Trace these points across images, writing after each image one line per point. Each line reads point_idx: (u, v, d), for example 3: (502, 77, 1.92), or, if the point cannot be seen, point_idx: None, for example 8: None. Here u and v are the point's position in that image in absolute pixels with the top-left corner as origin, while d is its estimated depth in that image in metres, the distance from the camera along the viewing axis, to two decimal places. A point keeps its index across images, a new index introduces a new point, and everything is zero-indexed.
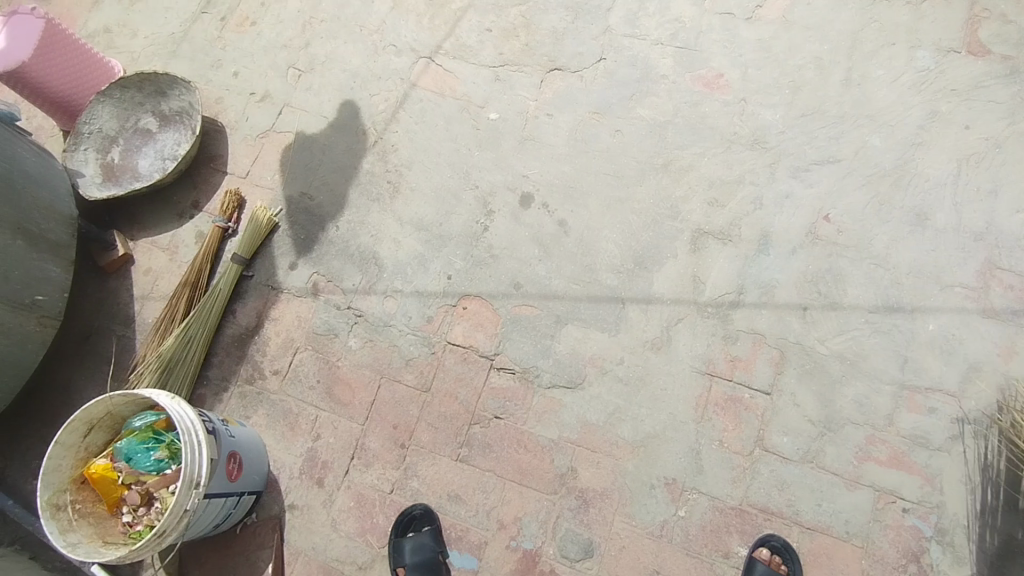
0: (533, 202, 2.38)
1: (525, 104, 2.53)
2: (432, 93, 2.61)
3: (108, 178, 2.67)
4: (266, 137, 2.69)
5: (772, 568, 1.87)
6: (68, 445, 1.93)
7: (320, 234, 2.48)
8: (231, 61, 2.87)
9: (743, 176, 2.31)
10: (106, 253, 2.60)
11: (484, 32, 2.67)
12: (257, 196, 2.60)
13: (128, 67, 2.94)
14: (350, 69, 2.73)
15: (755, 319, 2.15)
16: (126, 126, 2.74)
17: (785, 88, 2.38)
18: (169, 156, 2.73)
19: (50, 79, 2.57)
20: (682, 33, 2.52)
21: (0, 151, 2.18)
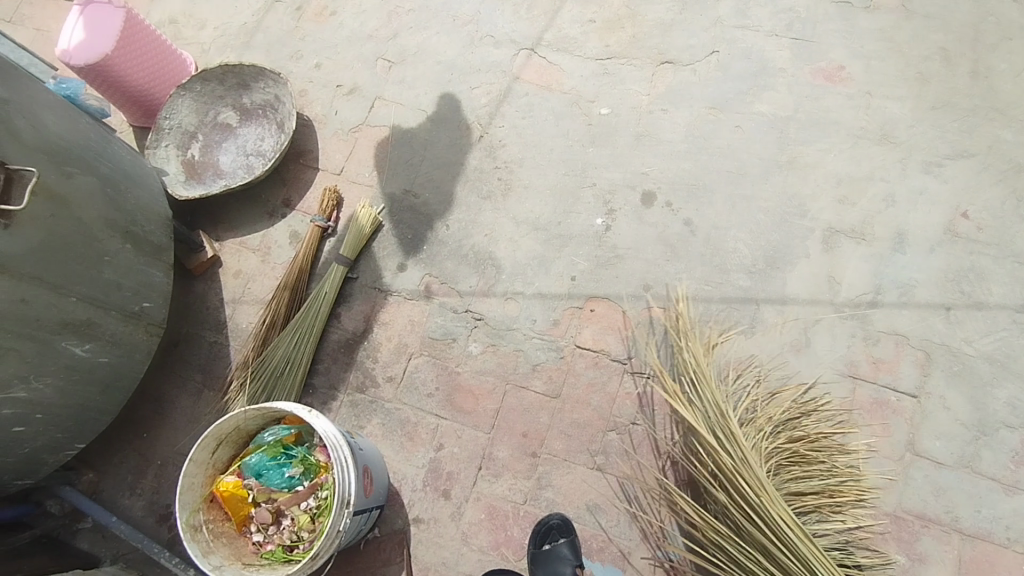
0: (655, 199, 2.30)
1: (637, 98, 2.45)
2: (537, 86, 2.51)
3: (190, 176, 2.53)
4: (360, 131, 2.54)
5: None
6: (200, 462, 1.80)
7: (429, 233, 2.36)
8: (313, 51, 2.74)
9: (872, 173, 2.26)
10: (193, 255, 2.44)
11: (586, 24, 2.58)
12: (356, 194, 2.45)
13: (200, 59, 2.84)
14: (445, 60, 2.61)
15: (895, 320, 2.11)
16: (206, 121, 2.60)
17: (912, 79, 2.32)
18: (252, 152, 2.58)
19: (130, 72, 2.48)
20: (796, 25, 2.46)
21: (101, 148, 2.03)
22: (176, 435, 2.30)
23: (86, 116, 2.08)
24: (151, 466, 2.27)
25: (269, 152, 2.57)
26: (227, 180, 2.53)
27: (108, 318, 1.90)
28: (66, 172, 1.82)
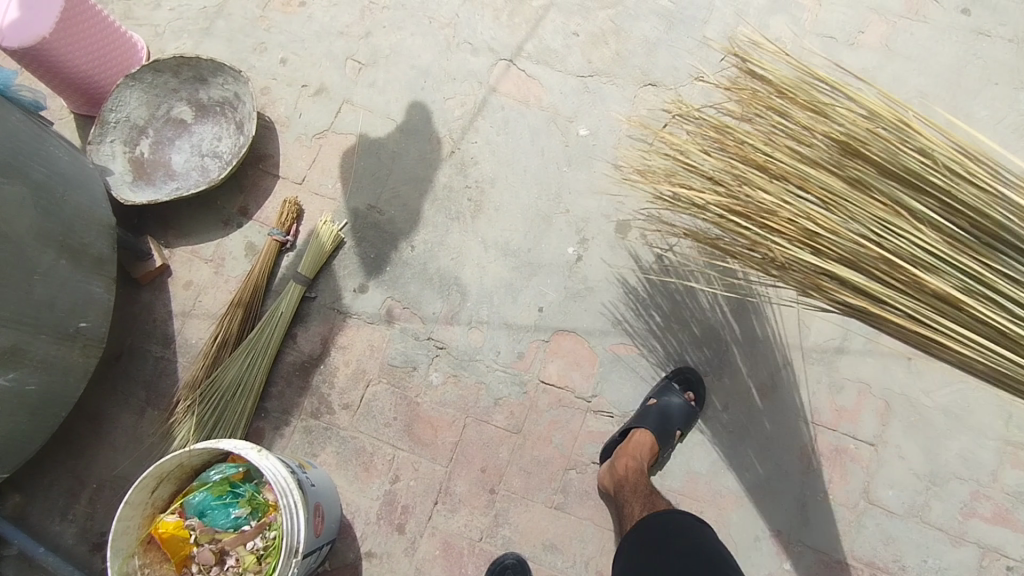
0: (630, 231, 2.24)
1: (619, 121, 2.35)
2: (515, 101, 2.39)
3: (139, 176, 2.35)
4: (324, 137, 2.40)
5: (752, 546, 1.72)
6: (136, 504, 1.70)
7: (393, 253, 2.25)
8: (278, 44, 2.55)
9: None
10: (140, 264, 2.29)
11: (570, 37, 2.46)
12: (317, 206, 2.32)
13: (151, 43, 2.61)
14: (419, 65, 2.46)
15: (859, 368, 2.09)
16: (157, 114, 2.42)
17: None
18: (207, 152, 2.42)
19: (75, 57, 2.26)
20: (783, 56, 2.40)
21: (39, 150, 1.86)
22: (115, 456, 2.19)
23: (20, 113, 1.90)
24: (87, 488, 2.17)
25: (225, 154, 2.42)
26: (180, 182, 2.37)
27: (38, 341, 1.76)
28: None
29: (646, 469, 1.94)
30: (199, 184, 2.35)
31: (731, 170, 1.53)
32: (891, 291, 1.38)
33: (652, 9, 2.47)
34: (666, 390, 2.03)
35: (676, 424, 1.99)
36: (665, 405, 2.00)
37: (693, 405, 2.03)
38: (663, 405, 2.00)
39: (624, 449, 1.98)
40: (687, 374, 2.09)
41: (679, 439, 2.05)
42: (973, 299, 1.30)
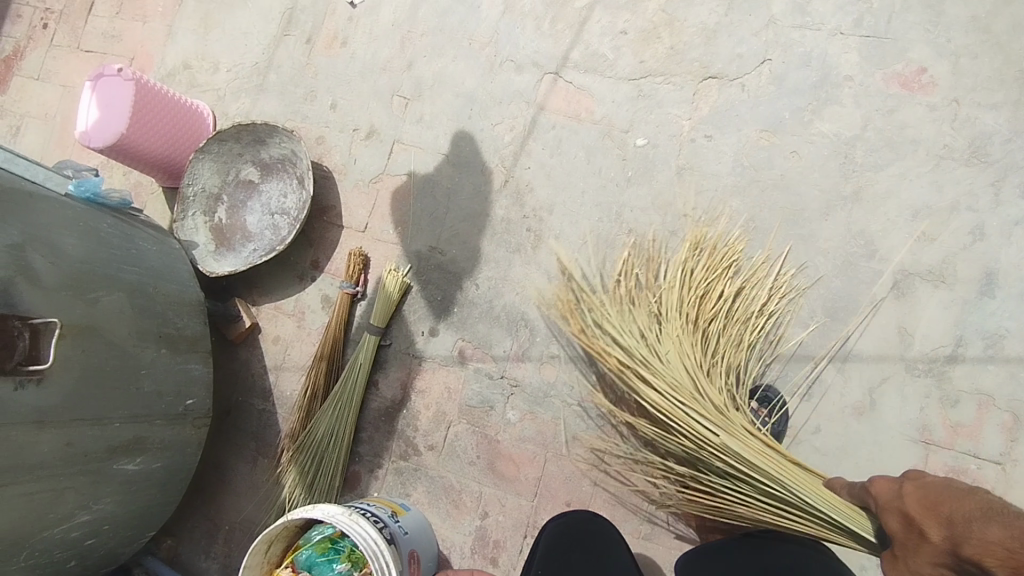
0: (699, 246, 2.09)
1: (678, 124, 2.17)
2: (565, 117, 2.26)
3: (220, 243, 2.52)
4: (380, 182, 2.43)
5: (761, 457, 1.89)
6: (253, 565, 1.89)
7: (458, 294, 2.27)
8: (327, 90, 2.56)
9: (960, 201, 1.93)
10: (234, 326, 2.47)
11: (618, 36, 2.27)
12: (382, 252, 2.38)
13: (216, 107, 2.74)
14: (464, 92, 2.36)
15: (978, 378, 1.86)
16: (228, 180, 2.56)
17: (1012, 78, 1.94)
18: (276, 210, 2.53)
19: (157, 147, 2.46)
20: (868, 18, 2.08)
21: (128, 253, 2.04)
22: (239, 500, 2.42)
23: (108, 216, 2.08)
24: (221, 529, 2.41)
25: (291, 209, 2.50)
26: (256, 244, 2.50)
27: (154, 427, 1.97)
28: (92, 299, 1.82)
29: None
30: (272, 244, 2.47)
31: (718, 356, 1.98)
32: (762, 470, 1.73)
33: None
34: (740, 411, 1.94)
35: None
36: (742, 427, 1.91)
37: (773, 425, 1.93)
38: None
39: None
40: (767, 396, 1.96)
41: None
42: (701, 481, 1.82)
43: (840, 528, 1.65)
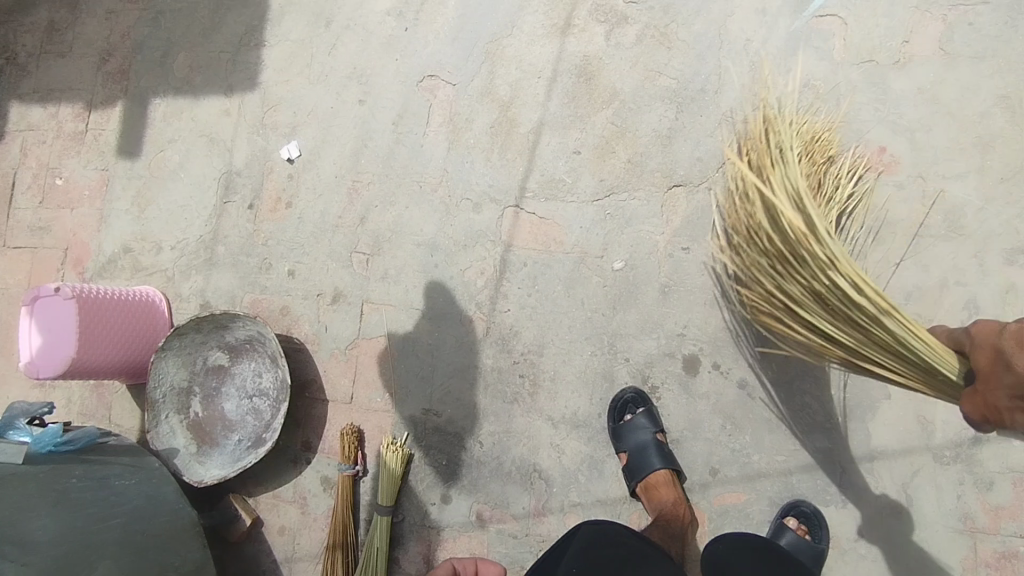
0: (700, 365, 2.03)
1: (652, 240, 2.10)
2: (535, 252, 2.18)
3: (202, 440, 2.37)
4: (358, 347, 2.32)
5: (798, 535, 1.86)
6: None
7: (464, 453, 2.18)
8: (282, 255, 2.44)
9: (947, 277, 1.91)
10: (234, 526, 2.30)
11: (572, 157, 2.18)
12: (375, 423, 2.27)
13: (168, 288, 2.57)
14: (425, 240, 2.28)
15: (1008, 456, 1.83)
16: (196, 370, 2.40)
17: (971, 146, 1.93)
18: (254, 391, 2.40)
19: (119, 355, 2.29)
20: (819, 105, 2.04)
21: (106, 501, 1.90)
22: None
23: (76, 463, 1.94)
24: None
25: (270, 388, 2.37)
26: (240, 433, 2.36)
27: None
28: None
29: None
30: (258, 431, 2.33)
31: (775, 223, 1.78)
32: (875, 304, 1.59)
33: (653, 93, 2.15)
34: (779, 533, 1.88)
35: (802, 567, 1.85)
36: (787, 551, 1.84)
37: (814, 542, 1.87)
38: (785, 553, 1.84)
39: None
40: (804, 512, 1.91)
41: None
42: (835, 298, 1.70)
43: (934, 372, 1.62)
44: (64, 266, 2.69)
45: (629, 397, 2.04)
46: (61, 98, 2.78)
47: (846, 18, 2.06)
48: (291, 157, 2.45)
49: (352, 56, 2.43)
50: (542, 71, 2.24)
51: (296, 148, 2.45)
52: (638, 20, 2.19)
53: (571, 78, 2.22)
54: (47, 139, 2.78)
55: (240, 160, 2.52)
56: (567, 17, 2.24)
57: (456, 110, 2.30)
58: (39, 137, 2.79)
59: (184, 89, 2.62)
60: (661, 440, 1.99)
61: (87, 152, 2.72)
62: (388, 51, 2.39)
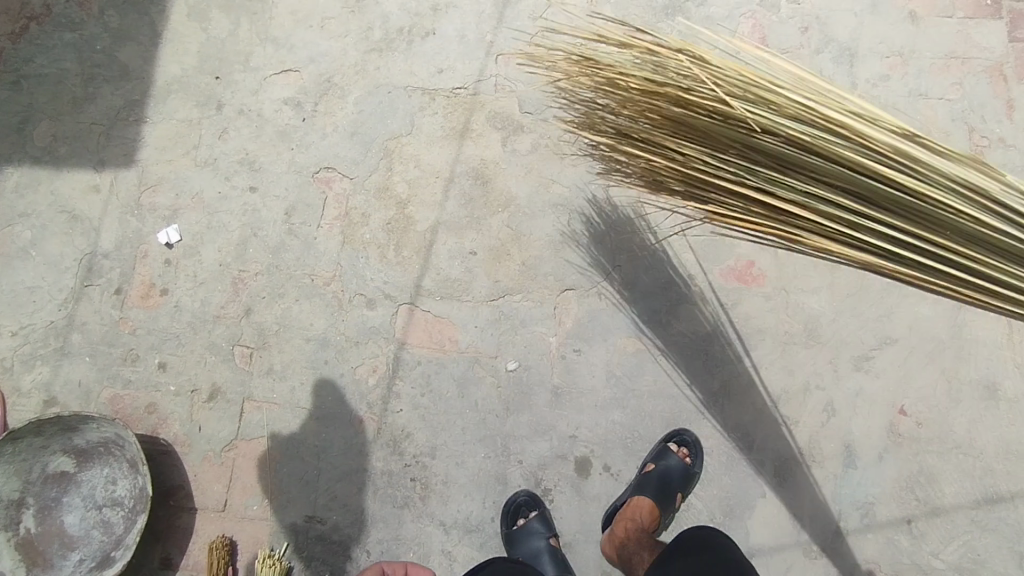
0: (591, 468, 2.08)
1: (545, 341, 2.17)
2: (429, 351, 2.18)
3: (33, 562, 2.07)
4: (235, 449, 2.13)
5: (678, 456, 2.02)
6: None
7: (349, 564, 2.03)
8: (151, 346, 2.24)
9: (808, 381, 2.10)
10: None
11: (468, 257, 2.24)
12: (249, 533, 2.07)
13: (4, 380, 2.26)
14: (315, 334, 2.21)
15: (864, 548, 1.99)
16: (32, 478, 2.11)
17: (822, 264, 2.17)
18: (105, 502, 2.14)
19: None
20: (694, 219, 2.23)
21: None
22: None
23: None
24: None
25: (125, 498, 2.13)
26: (82, 551, 2.09)
27: None
28: None
29: (648, 533, 1.94)
30: (105, 549, 2.07)
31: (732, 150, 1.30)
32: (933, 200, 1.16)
33: (547, 200, 2.26)
34: (662, 454, 2.02)
35: (676, 487, 1.99)
36: (664, 469, 1.99)
37: (691, 466, 2.03)
38: (661, 470, 1.99)
39: (625, 515, 1.96)
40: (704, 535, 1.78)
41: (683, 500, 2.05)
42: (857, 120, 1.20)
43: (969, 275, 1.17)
44: None
45: (523, 500, 2.03)
46: None
47: None
48: (169, 242, 2.31)
49: (243, 142, 2.39)
50: (440, 171, 2.33)
51: (175, 233, 2.32)
52: (532, 131, 2.32)
53: (469, 180, 2.31)
54: None
55: (109, 242, 2.34)
56: (464, 122, 2.35)
57: (351, 205, 2.32)
58: None
59: (45, 160, 2.42)
60: (554, 544, 2.01)
61: None
62: (283, 139, 2.39)
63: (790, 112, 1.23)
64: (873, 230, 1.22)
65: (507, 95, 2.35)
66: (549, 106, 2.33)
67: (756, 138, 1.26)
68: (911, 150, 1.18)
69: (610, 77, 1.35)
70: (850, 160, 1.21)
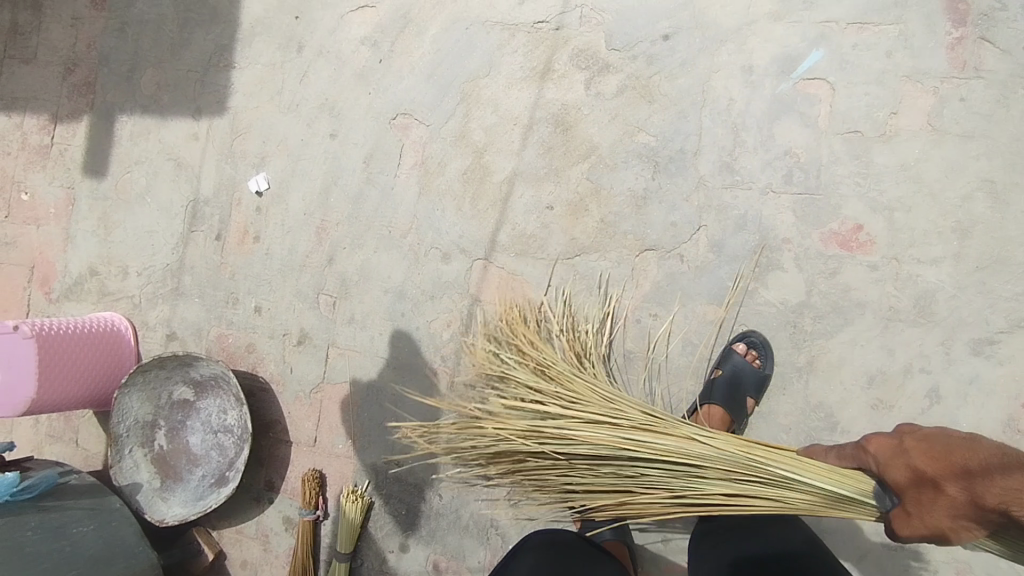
0: None
1: (620, 304, 2.07)
2: (502, 308, 2.15)
3: (166, 474, 2.37)
4: (321, 390, 2.30)
5: (746, 359, 1.93)
6: None
7: (423, 505, 2.19)
8: (248, 291, 2.39)
9: (913, 364, 1.90)
10: (196, 561, 2.33)
11: (544, 212, 2.13)
12: (337, 468, 2.27)
13: (134, 315, 2.54)
14: (392, 286, 2.24)
15: (955, 549, 1.85)
16: (161, 403, 2.38)
17: (949, 231, 1.89)
18: (219, 427, 2.38)
19: (86, 382, 2.28)
20: (797, 174, 1.98)
21: (61, 553, 1.93)
22: None
23: (32, 512, 1.96)
24: None
25: (235, 425, 2.35)
26: (204, 469, 2.35)
27: None
28: None
29: None
30: (221, 469, 2.32)
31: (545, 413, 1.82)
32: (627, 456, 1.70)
33: (631, 150, 2.07)
34: (726, 356, 1.94)
35: (747, 391, 1.92)
36: (731, 372, 1.92)
37: (759, 369, 1.92)
38: (729, 373, 1.92)
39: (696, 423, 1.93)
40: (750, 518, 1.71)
41: (754, 407, 1.97)
42: (611, 442, 1.73)
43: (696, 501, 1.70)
44: (30, 283, 2.61)
45: None
46: (25, 107, 2.63)
47: (835, 83, 1.97)
48: (258, 190, 2.38)
49: (325, 86, 2.33)
50: (518, 118, 2.16)
51: (264, 181, 2.38)
52: (620, 70, 2.09)
53: (548, 127, 2.14)
54: (12, 150, 2.64)
55: (208, 188, 2.45)
56: (546, 60, 2.14)
57: (427, 154, 2.23)
58: (5, 147, 2.65)
59: (151, 109, 2.52)
60: None
61: (53, 168, 2.61)
62: (361, 83, 2.29)
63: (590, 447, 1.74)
64: (634, 456, 1.70)
65: (593, 28, 2.12)
66: (641, 39, 2.08)
67: (572, 432, 1.76)
68: (594, 450, 1.72)
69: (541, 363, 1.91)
70: (590, 456, 1.74)
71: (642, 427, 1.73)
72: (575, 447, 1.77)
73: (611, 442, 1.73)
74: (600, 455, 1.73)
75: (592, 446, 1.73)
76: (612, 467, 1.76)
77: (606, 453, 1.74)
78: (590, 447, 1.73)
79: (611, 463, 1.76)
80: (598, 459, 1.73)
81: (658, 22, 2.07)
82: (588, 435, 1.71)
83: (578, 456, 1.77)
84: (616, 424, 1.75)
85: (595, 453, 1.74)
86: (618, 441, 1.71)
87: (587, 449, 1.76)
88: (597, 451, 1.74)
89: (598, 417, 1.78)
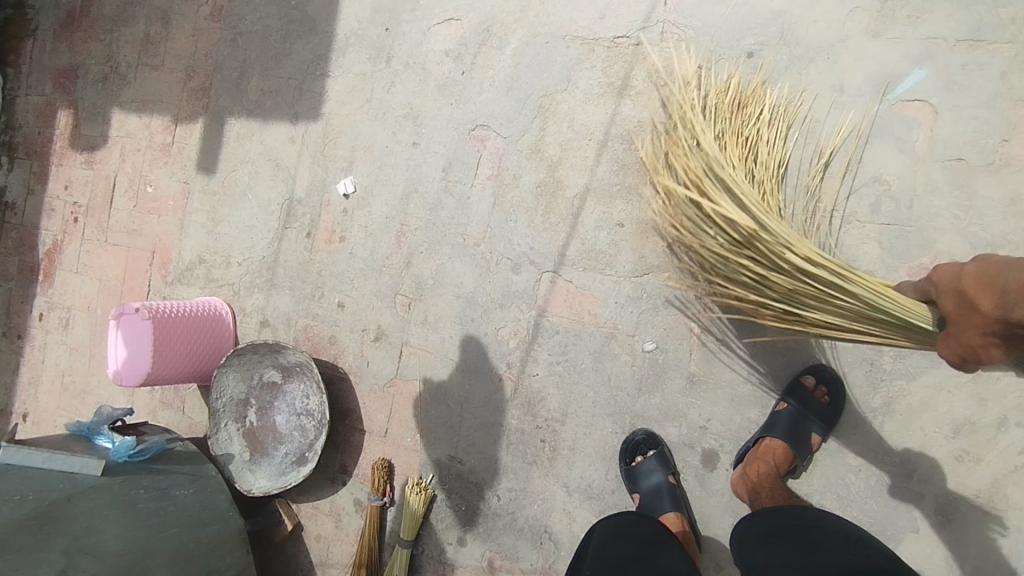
0: (718, 461, 2.01)
1: (687, 326, 2.05)
2: (568, 322, 2.19)
3: (255, 449, 2.60)
4: (394, 386, 2.44)
5: (813, 393, 1.86)
6: None
7: (482, 503, 2.28)
8: (333, 288, 2.56)
9: (1009, 416, 1.76)
10: (278, 527, 2.58)
11: (615, 229, 2.14)
12: (405, 459, 2.41)
13: (233, 301, 2.77)
14: (464, 293, 2.33)
15: None
16: (252, 384, 2.59)
17: None
18: (302, 410, 2.56)
19: (192, 360, 2.54)
20: (886, 204, 1.88)
21: (166, 512, 2.17)
22: None
23: (144, 473, 2.23)
24: None
25: (315, 410, 2.52)
26: (287, 446, 2.56)
27: None
28: None
29: (779, 475, 1.85)
30: (302, 449, 2.51)
31: (693, 179, 1.81)
32: (801, 267, 1.67)
33: None
34: (792, 389, 1.88)
35: (813, 426, 1.85)
36: (797, 406, 1.85)
37: (829, 407, 1.86)
38: (795, 408, 1.85)
39: (755, 454, 1.88)
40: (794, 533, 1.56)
41: (820, 443, 1.90)
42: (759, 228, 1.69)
43: (876, 304, 1.61)
44: (150, 267, 2.91)
45: (639, 439, 2.05)
46: (153, 108, 2.92)
47: (938, 106, 1.85)
48: (347, 193, 2.54)
49: (409, 95, 2.45)
50: (594, 133, 2.19)
51: (352, 184, 2.54)
52: (701, 87, 2.07)
53: (623, 144, 2.15)
54: (140, 146, 2.94)
55: (303, 189, 2.64)
56: (625, 76, 2.16)
57: (504, 165, 2.30)
58: (134, 144, 2.95)
59: (257, 112, 2.73)
60: (673, 482, 2.02)
61: (172, 164, 2.89)
62: (443, 94, 2.40)
63: (722, 216, 1.74)
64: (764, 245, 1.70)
65: (674, 44, 2.11)
66: (724, 56, 2.05)
67: (719, 200, 1.73)
68: (714, 198, 1.73)
69: (682, 151, 1.86)
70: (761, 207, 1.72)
71: (772, 256, 1.71)
72: (728, 231, 1.75)
73: (735, 238, 1.75)
74: (791, 286, 1.71)
75: (742, 236, 1.72)
76: (725, 209, 1.73)
77: (751, 231, 1.69)
78: (725, 202, 1.73)
79: (739, 252, 1.75)
80: (784, 269, 1.71)
81: (744, 38, 2.03)
82: (733, 204, 1.73)
83: (721, 203, 1.73)
84: (771, 230, 1.69)
85: (761, 215, 1.71)
86: (752, 233, 1.69)
87: (737, 200, 1.72)
88: (728, 207, 1.71)
89: (757, 209, 1.71)
